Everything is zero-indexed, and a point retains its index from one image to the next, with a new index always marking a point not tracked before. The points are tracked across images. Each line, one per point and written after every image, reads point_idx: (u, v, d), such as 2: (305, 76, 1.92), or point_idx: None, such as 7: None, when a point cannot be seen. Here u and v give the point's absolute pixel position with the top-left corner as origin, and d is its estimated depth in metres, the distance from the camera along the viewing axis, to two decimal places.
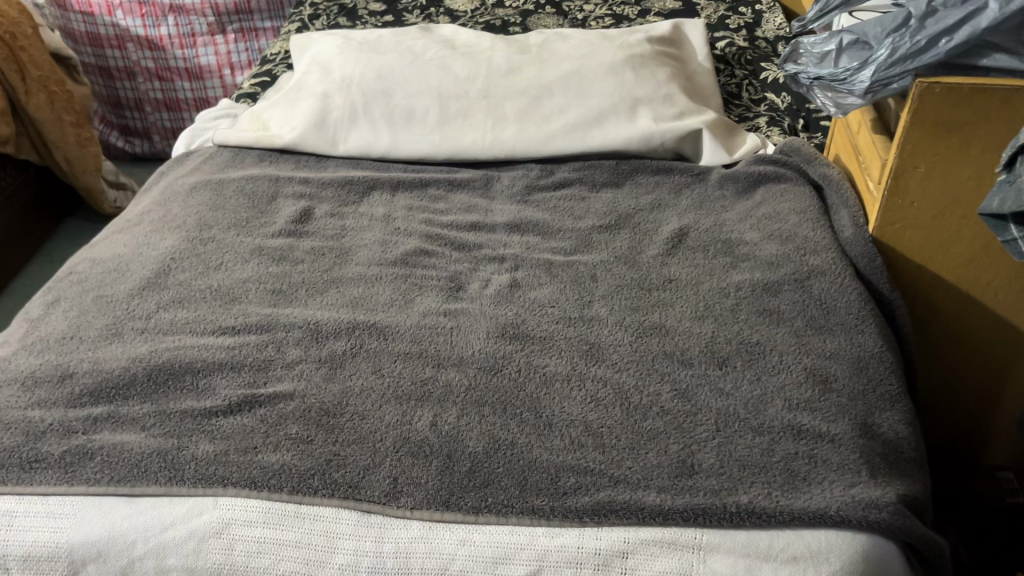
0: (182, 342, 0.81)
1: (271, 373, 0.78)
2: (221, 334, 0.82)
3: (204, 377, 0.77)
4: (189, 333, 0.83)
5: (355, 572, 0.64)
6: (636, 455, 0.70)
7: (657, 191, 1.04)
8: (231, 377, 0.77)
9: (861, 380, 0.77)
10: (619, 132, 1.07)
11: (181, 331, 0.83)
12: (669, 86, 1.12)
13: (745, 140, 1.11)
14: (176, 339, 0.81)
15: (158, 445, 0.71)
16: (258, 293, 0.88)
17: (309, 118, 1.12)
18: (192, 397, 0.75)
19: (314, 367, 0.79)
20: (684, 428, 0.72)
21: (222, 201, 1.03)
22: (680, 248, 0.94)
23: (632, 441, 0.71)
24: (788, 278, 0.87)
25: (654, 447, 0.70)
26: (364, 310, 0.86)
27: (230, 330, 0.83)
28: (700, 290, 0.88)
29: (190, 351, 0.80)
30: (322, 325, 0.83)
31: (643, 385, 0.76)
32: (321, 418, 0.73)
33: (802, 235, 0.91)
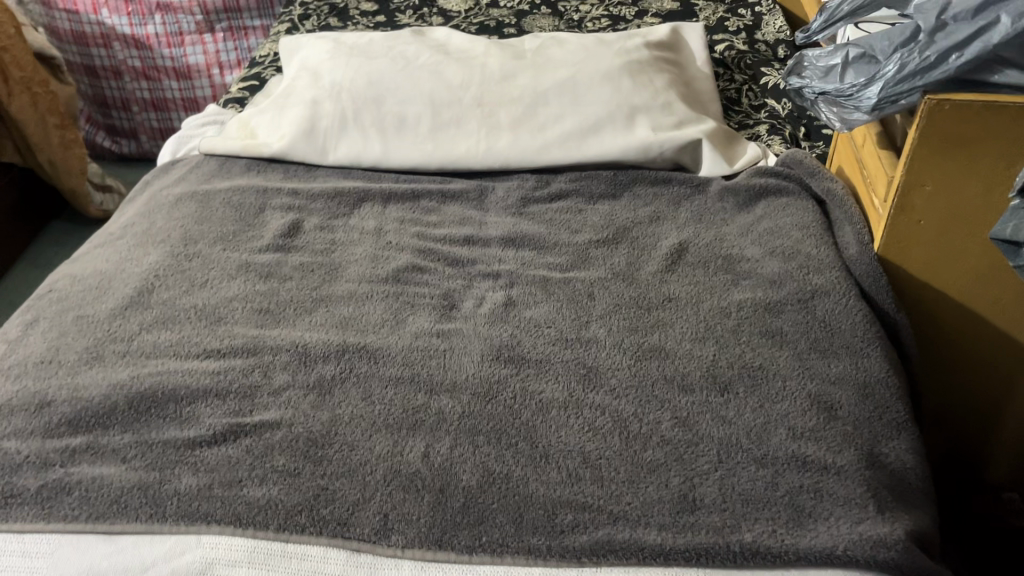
0: (164, 367, 0.78)
1: (257, 401, 0.75)
2: (205, 358, 0.79)
3: (187, 405, 0.75)
4: (172, 357, 0.80)
5: None
6: (636, 490, 0.67)
7: (656, 203, 1.01)
8: (215, 405, 0.75)
9: (866, 407, 0.75)
10: (616, 142, 1.05)
11: (163, 355, 0.80)
12: (668, 94, 1.09)
13: (746, 149, 1.08)
14: (158, 364, 0.79)
15: (138, 479, 0.68)
16: (245, 313, 0.85)
17: (297, 126, 1.09)
18: (175, 426, 0.73)
19: (302, 393, 0.76)
20: (685, 460, 0.70)
21: (207, 214, 0.99)
22: (679, 265, 0.92)
23: (631, 474, 0.68)
24: (791, 298, 0.84)
25: (654, 481, 0.68)
26: (353, 331, 0.83)
27: (215, 354, 0.80)
28: (700, 310, 0.85)
29: (173, 376, 0.77)
30: (310, 348, 0.80)
31: (642, 413, 0.74)
32: (308, 450, 0.71)
33: (805, 252, 0.88)
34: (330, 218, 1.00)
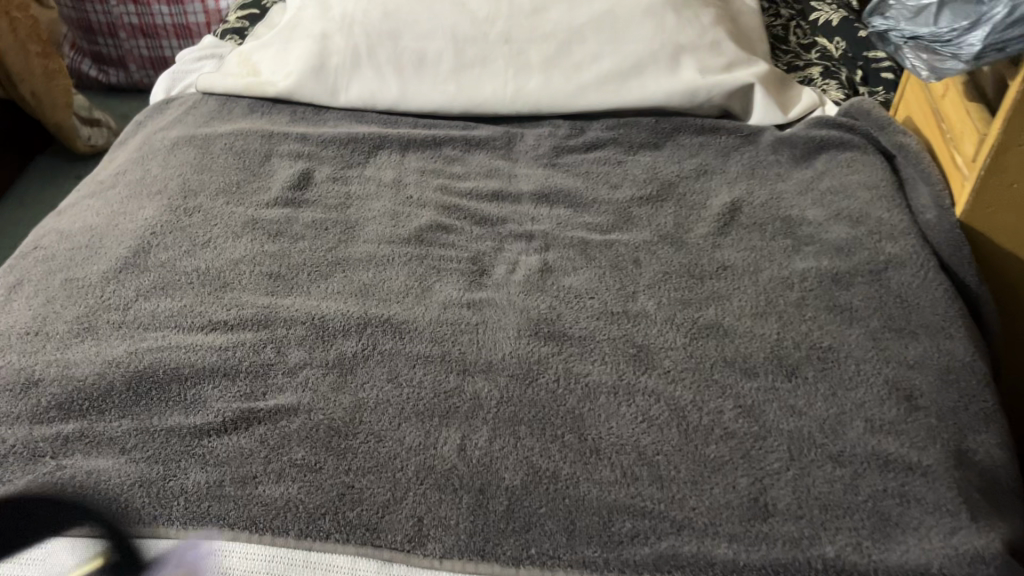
0: (168, 342, 0.70)
1: (271, 382, 0.67)
2: (213, 332, 0.71)
3: (191, 387, 0.66)
4: (176, 330, 0.71)
5: None
6: (697, 493, 0.60)
7: (703, 154, 0.93)
8: (226, 387, 0.66)
9: (950, 396, 0.67)
10: (659, 85, 0.95)
11: (165, 326, 0.71)
12: (716, 31, 0.98)
13: (801, 95, 0.98)
14: (160, 338, 0.70)
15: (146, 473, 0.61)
16: (254, 278, 0.77)
17: (305, 62, 0.98)
18: (178, 412, 0.65)
19: (320, 373, 0.68)
20: (751, 457, 0.62)
21: (208, 161, 0.90)
22: (733, 227, 0.83)
23: (694, 475, 0.61)
24: (862, 268, 0.76)
25: (719, 483, 0.60)
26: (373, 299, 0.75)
27: (223, 327, 0.71)
28: (759, 281, 0.77)
29: (177, 353, 0.68)
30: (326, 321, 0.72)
31: (703, 402, 0.66)
32: (331, 440, 0.63)
33: (875, 216, 0.79)
34: (343, 168, 0.91)
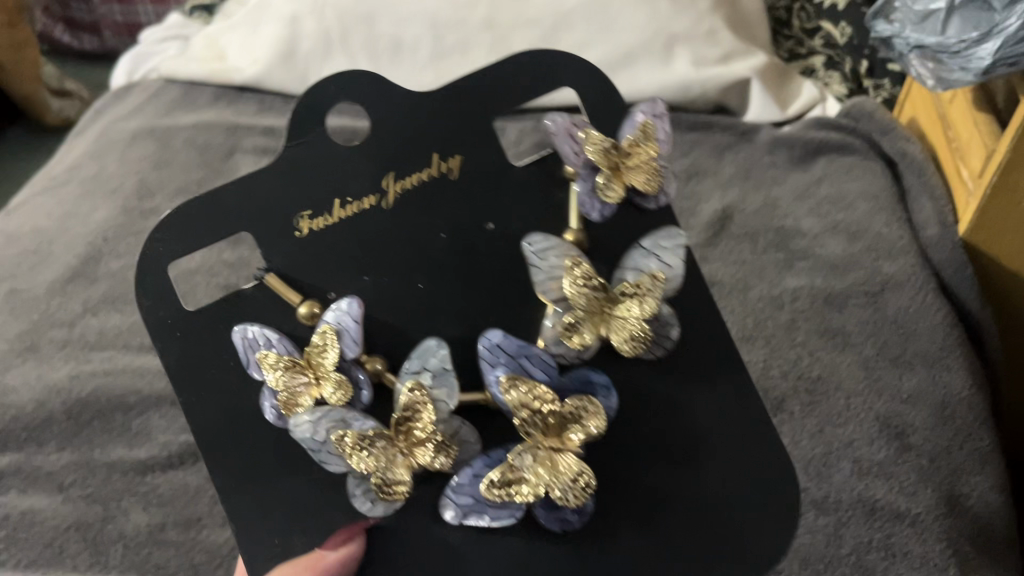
0: (314, 228, 0.45)
1: (325, 273, 0.45)
2: (350, 196, 0.46)
3: (345, 270, 0.45)
4: (307, 214, 0.45)
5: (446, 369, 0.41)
6: (755, 542, 0.43)
7: (694, 154, 0.88)
8: (370, 263, 0.46)
9: (944, 433, 0.63)
10: (651, 78, 0.89)
11: (278, 194, 0.45)
12: (714, 17, 0.91)
13: (800, 89, 0.93)
14: (261, 218, 0.45)
15: (342, 324, 0.42)
16: (374, 134, 0.47)
17: (274, 49, 0.92)
18: (325, 234, 0.45)
19: (394, 264, 0.46)
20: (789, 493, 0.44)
21: (168, 157, 0.85)
22: (722, 238, 0.79)
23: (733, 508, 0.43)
24: (857, 289, 0.71)
25: (771, 528, 0.43)
26: (455, 180, 0.47)
27: (340, 170, 0.46)
28: (747, 300, 0.73)
29: (337, 235, 0.45)
30: (393, 220, 0.46)
31: (724, 416, 0.45)
32: (439, 291, 0.46)
33: (874, 231, 0.74)
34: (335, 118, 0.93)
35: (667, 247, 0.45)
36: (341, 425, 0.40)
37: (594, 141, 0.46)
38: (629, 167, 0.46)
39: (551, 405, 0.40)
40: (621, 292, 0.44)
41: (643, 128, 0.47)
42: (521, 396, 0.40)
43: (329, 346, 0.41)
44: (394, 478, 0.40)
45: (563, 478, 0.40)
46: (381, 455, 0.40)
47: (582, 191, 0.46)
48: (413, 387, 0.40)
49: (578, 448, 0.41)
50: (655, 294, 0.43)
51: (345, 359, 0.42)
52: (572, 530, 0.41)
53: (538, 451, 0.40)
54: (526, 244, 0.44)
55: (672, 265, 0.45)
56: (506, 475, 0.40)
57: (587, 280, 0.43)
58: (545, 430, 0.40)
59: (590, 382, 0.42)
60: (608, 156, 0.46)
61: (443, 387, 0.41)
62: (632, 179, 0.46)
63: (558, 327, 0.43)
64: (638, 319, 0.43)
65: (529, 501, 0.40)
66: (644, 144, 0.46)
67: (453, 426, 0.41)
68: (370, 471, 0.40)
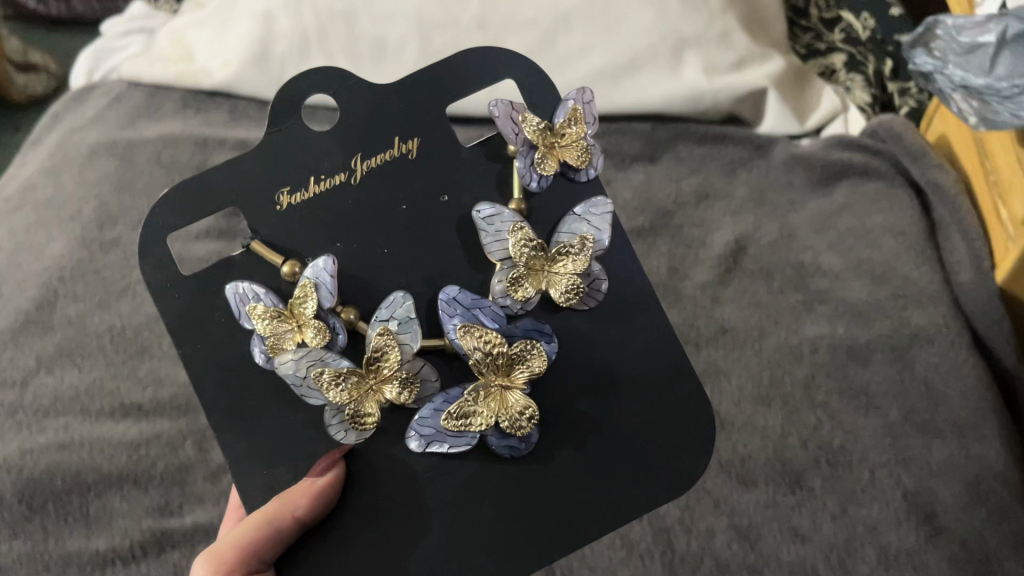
0: (292, 202, 0.53)
1: (301, 237, 0.52)
2: (322, 174, 0.53)
3: (316, 238, 0.53)
4: (286, 190, 0.52)
5: (410, 319, 0.50)
6: (671, 466, 0.53)
7: (704, 171, 0.81)
8: (340, 231, 0.53)
9: (979, 514, 0.57)
10: (657, 88, 0.82)
11: (261, 171, 0.53)
12: (726, 18, 0.83)
13: (821, 97, 0.85)
14: (248, 195, 0.52)
15: (320, 279, 0.49)
16: (343, 123, 0.54)
17: (246, 50, 0.84)
18: (301, 206, 0.53)
19: (361, 231, 0.53)
20: (698, 428, 0.54)
21: (131, 177, 0.78)
22: (735, 274, 0.72)
23: (651, 436, 0.53)
24: (882, 342, 0.65)
25: (681, 454, 0.53)
26: (411, 160, 0.54)
27: (314, 152, 0.53)
28: (762, 351, 0.67)
29: (313, 205, 0.53)
30: (360, 194, 0.53)
31: (642, 360, 0.54)
32: (400, 253, 0.53)
33: (901, 273, 0.68)
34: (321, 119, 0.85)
35: (595, 213, 0.53)
36: (320, 362, 0.48)
37: (530, 123, 0.53)
38: (560, 145, 0.54)
39: (501, 348, 0.49)
40: (558, 253, 0.52)
41: (572, 113, 0.54)
42: (475, 342, 0.49)
43: (309, 298, 0.49)
44: (365, 410, 0.48)
45: (510, 406, 0.49)
46: (360, 388, 0.48)
47: (522, 166, 0.53)
48: (381, 332, 0.49)
49: (524, 384, 0.49)
50: (586, 255, 0.52)
51: (323, 309, 0.50)
52: (518, 454, 0.50)
53: (490, 386, 0.49)
54: (477, 211, 0.52)
55: (599, 230, 0.53)
56: (463, 407, 0.48)
57: (528, 242, 0.51)
58: (496, 369, 0.49)
59: (534, 328, 0.51)
60: (543, 137, 0.54)
61: (407, 332, 0.50)
62: (566, 155, 0.54)
63: (505, 282, 0.51)
64: (571, 273, 0.52)
65: (484, 427, 0.48)
66: (574, 126, 0.54)
67: (415, 366, 0.50)
68: (346, 403, 0.48)
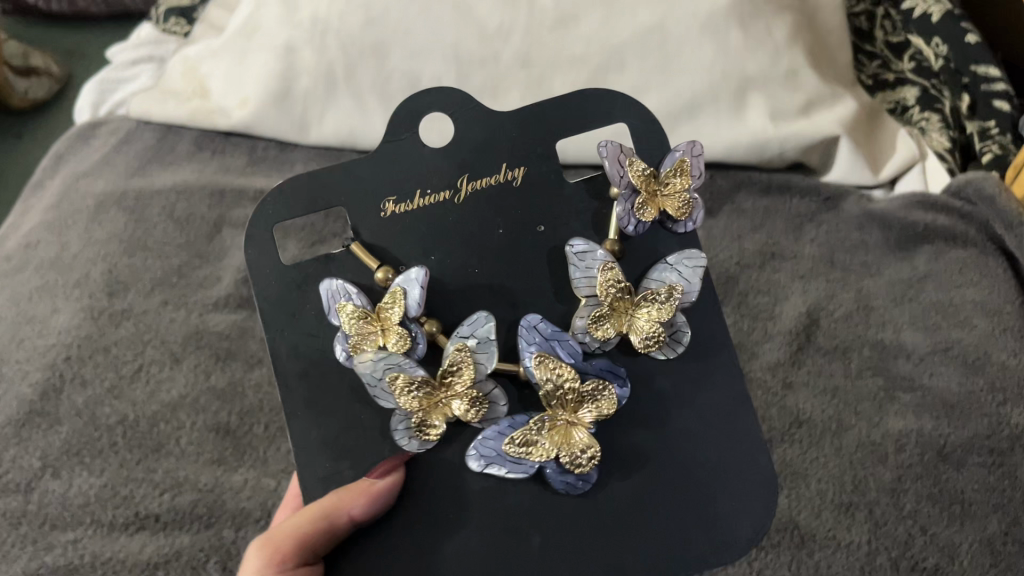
0: (396, 212, 0.51)
1: (396, 248, 0.50)
2: (429, 188, 0.51)
3: (409, 246, 0.51)
4: (392, 199, 0.51)
5: (489, 340, 0.47)
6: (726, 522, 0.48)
7: (769, 227, 0.74)
8: (435, 245, 0.51)
9: None
10: (717, 134, 0.75)
11: (372, 178, 0.51)
12: (793, 55, 0.75)
13: (895, 141, 0.78)
14: (354, 198, 0.51)
15: (410, 288, 0.47)
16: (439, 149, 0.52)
17: (266, 88, 0.77)
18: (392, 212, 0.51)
19: (456, 246, 0.51)
20: (762, 488, 0.49)
21: (143, 235, 0.71)
22: (809, 353, 0.66)
23: (713, 484, 0.49)
24: (978, 442, 0.59)
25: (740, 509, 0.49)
26: (517, 186, 0.52)
27: (426, 166, 0.51)
28: (843, 449, 0.61)
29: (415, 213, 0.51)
30: (462, 212, 0.51)
31: (705, 399, 0.50)
32: (489, 277, 0.50)
33: (996, 361, 0.62)
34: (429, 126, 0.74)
35: (689, 265, 0.50)
36: (396, 368, 0.46)
37: (636, 167, 0.50)
38: (663, 194, 0.51)
39: (572, 384, 0.46)
40: (642, 299, 0.48)
41: (681, 163, 0.51)
42: (548, 372, 0.46)
43: (396, 304, 0.47)
44: (432, 421, 0.46)
45: (574, 444, 0.45)
46: (430, 399, 0.46)
47: (620, 209, 0.50)
48: (458, 348, 0.46)
49: (591, 422, 0.46)
50: (672, 304, 0.48)
51: (407, 316, 0.47)
52: (574, 493, 0.46)
53: (556, 420, 0.46)
54: (569, 247, 0.49)
55: (690, 283, 0.50)
56: (527, 435, 0.45)
57: (616, 283, 0.48)
58: (564, 405, 0.46)
59: (609, 368, 0.47)
60: (646, 182, 0.50)
61: (485, 352, 0.47)
62: (668, 205, 0.50)
63: (587, 319, 0.48)
64: (654, 320, 0.48)
65: (544, 458, 0.45)
66: (680, 176, 0.51)
67: (486, 387, 0.47)
68: (414, 411, 0.46)
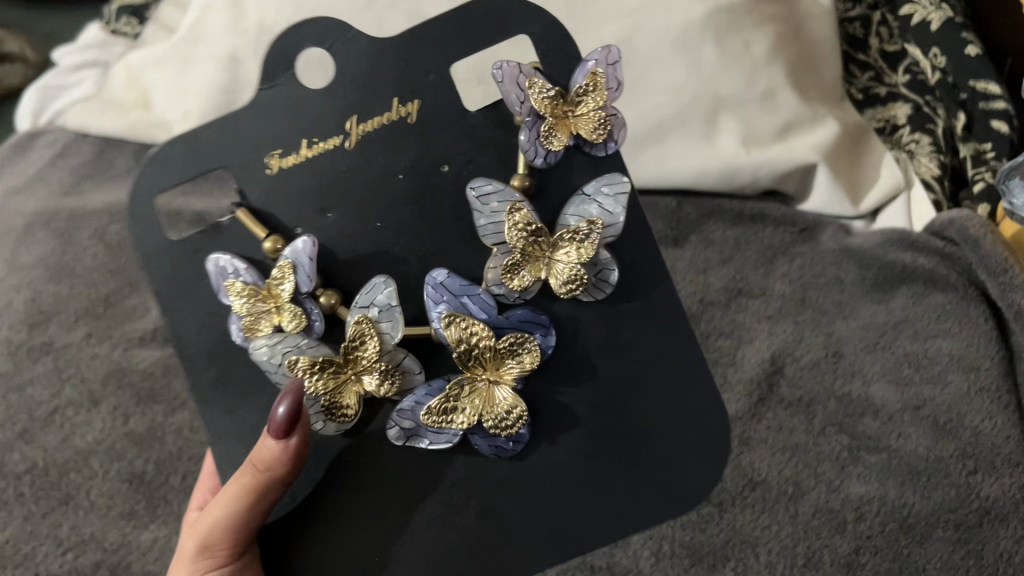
0: (283, 165, 0.47)
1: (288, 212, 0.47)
2: (315, 137, 0.47)
3: (297, 200, 0.47)
4: (277, 152, 0.47)
5: (392, 309, 0.44)
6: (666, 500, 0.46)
7: (737, 260, 0.69)
8: (330, 196, 0.47)
9: None
10: (684, 157, 0.70)
11: (248, 133, 0.48)
12: (773, 72, 0.69)
13: (881, 167, 0.72)
14: (233, 149, 0.48)
15: (298, 260, 0.45)
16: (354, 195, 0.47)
17: (208, 100, 0.72)
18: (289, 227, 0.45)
19: (353, 192, 0.47)
20: (714, 459, 0.46)
21: (71, 260, 0.67)
22: (769, 405, 0.61)
23: (661, 450, 0.46)
24: (943, 516, 0.54)
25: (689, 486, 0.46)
26: (411, 123, 0.48)
27: (306, 112, 0.47)
28: (798, 516, 0.56)
29: (310, 165, 0.47)
30: (355, 160, 0.48)
31: (657, 355, 0.47)
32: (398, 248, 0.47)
33: (969, 424, 0.57)
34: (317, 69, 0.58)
35: (612, 193, 0.46)
36: (294, 351, 0.45)
37: (538, 89, 0.46)
38: (576, 114, 0.47)
39: (488, 341, 0.44)
40: (560, 243, 0.45)
41: (591, 77, 0.47)
42: (461, 332, 0.44)
43: (285, 278, 0.45)
44: (343, 401, 0.44)
45: (495, 406, 0.44)
46: (335, 378, 0.44)
47: (527, 140, 0.46)
48: (358, 320, 0.44)
49: (512, 382, 0.45)
50: (592, 241, 0.45)
51: (299, 290, 0.45)
52: (505, 456, 0.45)
53: (477, 381, 0.45)
54: (470, 190, 0.45)
55: (613, 213, 0.46)
56: (445, 402, 0.44)
57: (528, 226, 0.45)
58: (482, 363, 0.45)
59: (529, 318, 0.45)
60: (553, 106, 0.46)
61: (389, 320, 0.44)
62: (578, 126, 0.47)
63: (500, 270, 0.45)
64: (573, 263, 0.45)
65: (466, 424, 0.44)
66: (591, 92, 0.47)
67: (397, 356, 0.45)
68: (322, 394, 0.44)
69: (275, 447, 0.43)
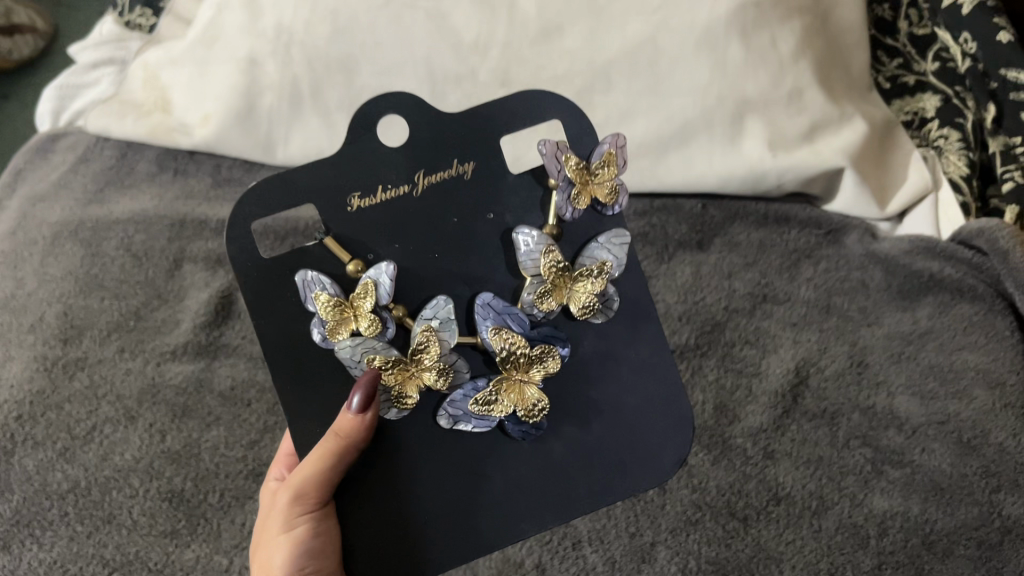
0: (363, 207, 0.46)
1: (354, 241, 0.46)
2: (389, 183, 0.46)
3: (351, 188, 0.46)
4: (357, 195, 0.46)
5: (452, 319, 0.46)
6: (638, 467, 0.50)
7: (761, 263, 0.69)
8: (400, 230, 0.47)
9: None
10: (708, 161, 0.69)
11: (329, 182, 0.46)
12: (800, 70, 0.67)
13: (908, 168, 0.71)
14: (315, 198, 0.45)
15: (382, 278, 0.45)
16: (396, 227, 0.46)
17: (227, 104, 0.71)
18: (330, 265, 0.46)
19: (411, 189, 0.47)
20: (680, 439, 0.51)
21: (100, 273, 0.68)
22: (794, 417, 0.62)
23: (631, 433, 0.50)
24: (964, 534, 0.55)
25: (655, 460, 0.50)
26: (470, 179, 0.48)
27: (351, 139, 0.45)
28: (822, 531, 0.57)
29: (366, 166, 0.46)
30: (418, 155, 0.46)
31: (643, 368, 0.50)
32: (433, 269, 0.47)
33: (993, 441, 0.58)
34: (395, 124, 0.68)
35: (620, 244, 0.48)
36: (373, 350, 0.45)
37: (574, 161, 0.47)
38: (596, 188, 0.48)
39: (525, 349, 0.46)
40: (579, 271, 0.47)
41: (607, 156, 0.48)
42: (503, 341, 0.46)
43: (370, 295, 0.45)
44: (409, 393, 0.46)
45: (527, 399, 0.47)
46: (403, 372, 0.45)
47: (558, 199, 0.47)
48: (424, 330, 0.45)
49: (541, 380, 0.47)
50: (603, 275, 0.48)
51: (380, 305, 0.45)
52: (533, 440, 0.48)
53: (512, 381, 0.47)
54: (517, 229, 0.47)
55: (619, 260, 0.48)
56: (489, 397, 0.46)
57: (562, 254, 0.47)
58: (518, 367, 0.47)
59: (553, 332, 0.48)
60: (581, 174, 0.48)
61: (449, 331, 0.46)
62: (597, 194, 0.48)
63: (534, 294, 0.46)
64: (589, 293, 0.48)
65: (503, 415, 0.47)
66: (608, 168, 0.48)
67: (451, 357, 0.46)
68: (392, 386, 0.45)
69: (355, 421, 0.44)
